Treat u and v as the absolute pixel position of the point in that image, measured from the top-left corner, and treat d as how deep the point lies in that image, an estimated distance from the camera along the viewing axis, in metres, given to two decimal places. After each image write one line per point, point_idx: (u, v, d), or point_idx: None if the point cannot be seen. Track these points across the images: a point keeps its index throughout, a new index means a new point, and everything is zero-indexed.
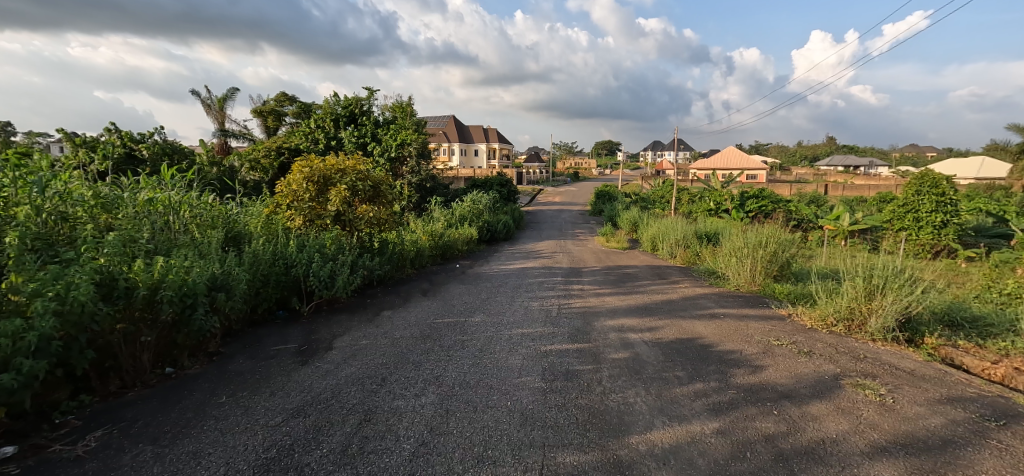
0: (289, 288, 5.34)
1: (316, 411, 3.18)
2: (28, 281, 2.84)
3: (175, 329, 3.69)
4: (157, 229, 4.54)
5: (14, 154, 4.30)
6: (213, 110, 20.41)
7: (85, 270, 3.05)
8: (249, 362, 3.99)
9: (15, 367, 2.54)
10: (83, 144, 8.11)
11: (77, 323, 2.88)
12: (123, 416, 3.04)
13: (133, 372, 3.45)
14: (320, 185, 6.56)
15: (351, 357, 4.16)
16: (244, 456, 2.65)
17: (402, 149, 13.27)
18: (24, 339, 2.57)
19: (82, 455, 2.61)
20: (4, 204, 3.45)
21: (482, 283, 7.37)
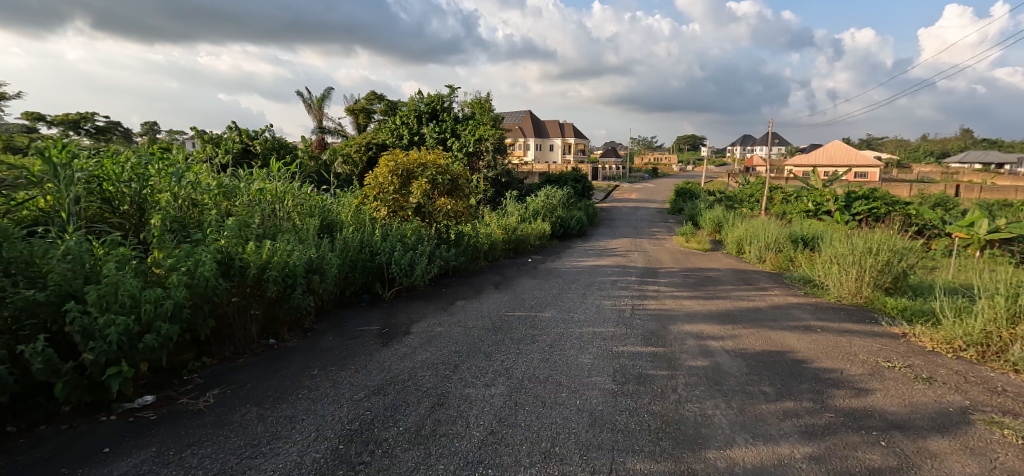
0: (373, 274, 5.65)
1: (394, 391, 3.32)
2: (166, 256, 3.24)
3: (278, 305, 4.03)
4: (265, 215, 4.98)
5: (157, 149, 4.94)
6: (312, 110, 22.24)
7: (209, 250, 3.42)
8: (337, 340, 4.26)
9: (155, 329, 2.86)
10: (210, 140, 9.22)
11: (202, 294, 3.24)
12: (235, 378, 3.38)
13: (243, 342, 3.83)
14: (404, 179, 6.86)
15: (426, 343, 4.30)
16: (331, 426, 2.83)
17: (479, 144, 13.55)
18: (164, 305, 2.88)
19: (203, 409, 2.95)
20: (151, 192, 4.02)
21: (553, 279, 7.31)
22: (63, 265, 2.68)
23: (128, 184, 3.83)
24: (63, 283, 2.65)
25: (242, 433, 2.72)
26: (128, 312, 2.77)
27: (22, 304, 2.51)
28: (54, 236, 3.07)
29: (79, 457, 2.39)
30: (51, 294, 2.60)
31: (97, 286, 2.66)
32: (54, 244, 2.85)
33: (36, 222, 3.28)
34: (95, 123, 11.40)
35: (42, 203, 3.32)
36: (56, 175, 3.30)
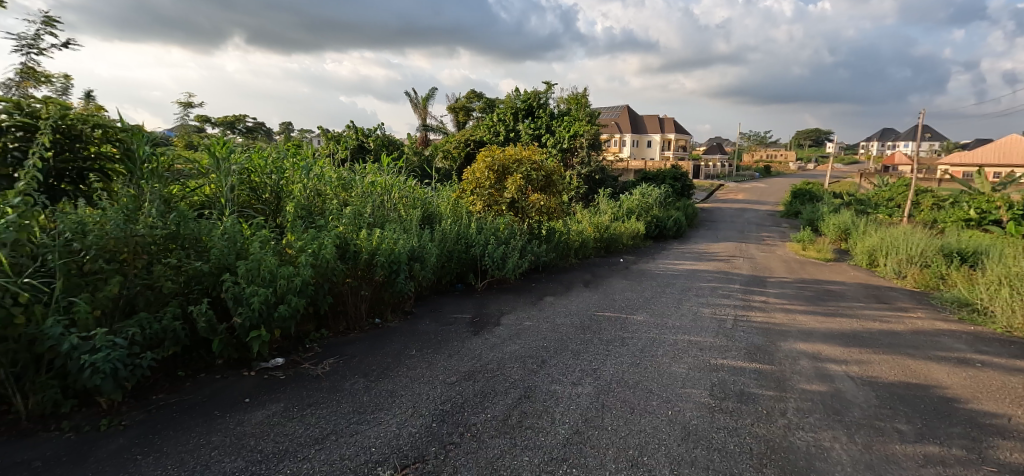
0: (467, 265, 5.84)
1: (482, 379, 3.37)
2: (297, 239, 3.58)
3: (383, 288, 4.33)
4: (375, 206, 5.37)
5: (291, 144, 5.54)
6: (418, 109, 23.72)
7: (330, 235, 3.74)
8: (432, 325, 4.46)
9: (287, 300, 3.07)
10: (332, 138, 10.25)
11: (324, 273, 3.50)
12: (346, 351, 3.68)
13: (354, 319, 4.15)
14: (499, 174, 6.98)
15: (513, 336, 4.32)
16: (426, 404, 2.95)
17: (574, 140, 13.37)
18: (295, 280, 3.10)
19: (320, 374, 3.24)
20: (286, 182, 4.51)
21: (646, 281, 6.96)
22: (221, 241, 3.01)
23: (269, 176, 4.34)
24: (220, 257, 2.94)
25: (351, 399, 2.93)
26: (267, 284, 3.00)
27: (189, 273, 2.85)
28: (216, 219, 3.46)
29: (226, 401, 2.74)
30: (211, 264, 2.90)
31: (246, 260, 2.94)
32: (215, 224, 3.20)
33: (202, 206, 3.77)
34: (244, 122, 13.23)
35: (205, 192, 3.84)
36: (218, 168, 3.82)
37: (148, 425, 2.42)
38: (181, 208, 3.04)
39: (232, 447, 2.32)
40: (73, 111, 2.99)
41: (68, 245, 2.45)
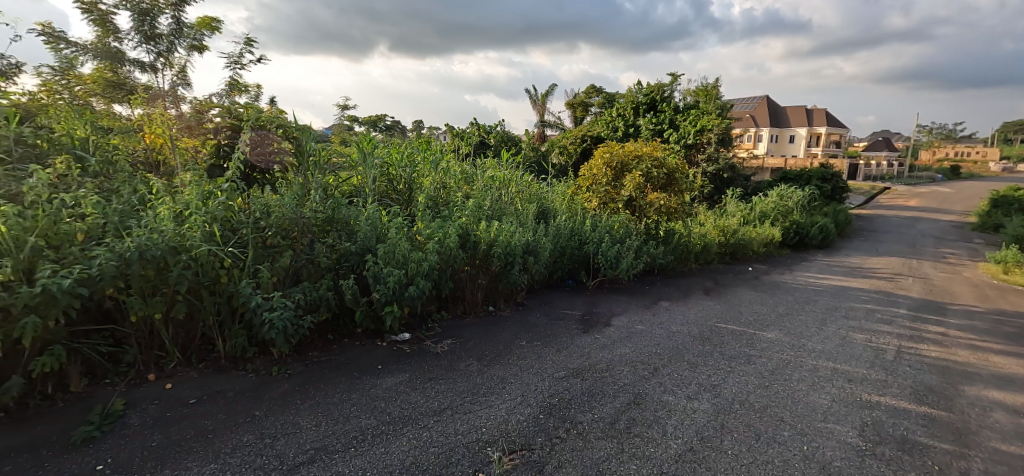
0: (580, 262, 5.83)
1: (591, 377, 3.26)
2: (424, 226, 3.61)
3: (498, 278, 4.35)
4: (494, 200, 5.39)
5: (421, 141, 6.00)
6: (536, 105, 24.12)
7: (454, 224, 3.73)
8: (543, 318, 4.45)
9: (416, 283, 3.16)
10: (457, 134, 10.94)
11: (447, 260, 3.54)
12: (463, 334, 3.74)
13: (469, 305, 4.24)
14: (617, 171, 6.76)
15: (626, 338, 4.22)
16: (534, 395, 2.87)
17: (701, 135, 12.44)
18: (423, 264, 3.18)
19: (441, 352, 3.28)
20: (417, 176, 4.68)
21: (780, 295, 6.24)
22: (366, 225, 3.23)
23: (404, 169, 4.54)
24: (365, 239, 3.16)
25: (466, 379, 2.93)
26: (400, 267, 3.12)
27: (342, 253, 3.11)
28: (361, 205, 3.67)
29: (368, 365, 2.91)
30: (357, 246, 3.11)
31: (386, 244, 3.11)
32: (361, 211, 3.41)
33: (351, 195, 4.14)
34: (384, 120, 14.68)
35: (353, 183, 4.20)
36: (365, 162, 4.16)
37: (306, 376, 2.68)
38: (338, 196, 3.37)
39: (366, 406, 2.45)
40: (265, 114, 3.65)
41: (257, 223, 2.83)
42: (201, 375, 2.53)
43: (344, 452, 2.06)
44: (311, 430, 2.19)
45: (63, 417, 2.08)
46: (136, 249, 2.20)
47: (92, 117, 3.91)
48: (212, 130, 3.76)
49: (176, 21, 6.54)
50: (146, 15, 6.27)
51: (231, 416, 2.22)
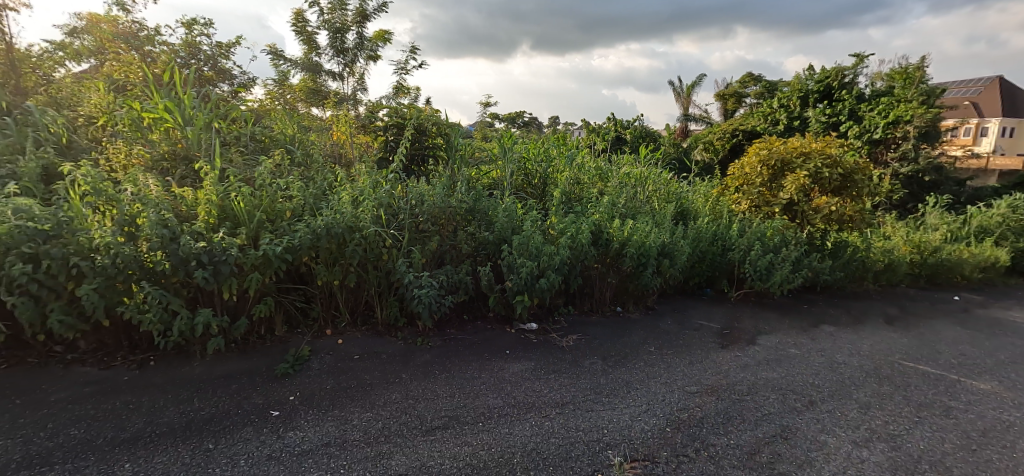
0: (721, 270, 5.28)
1: (728, 397, 2.79)
2: (558, 222, 3.65)
3: (629, 279, 4.07)
4: (628, 196, 5.07)
5: (557, 137, 6.14)
6: (682, 97, 22.61)
7: (588, 221, 3.71)
8: (675, 326, 4.01)
9: (547, 275, 3.24)
10: (594, 130, 10.85)
11: (578, 256, 3.54)
12: (588, 331, 3.63)
13: (597, 302, 4.03)
14: (776, 171, 5.67)
15: (776, 362, 3.45)
16: (661, 406, 2.61)
17: (893, 129, 10.29)
18: (555, 258, 3.25)
19: (566, 347, 3.28)
20: (552, 171, 4.71)
21: (1004, 335, 4.81)
22: (503, 217, 3.41)
23: (540, 165, 4.63)
24: (502, 230, 3.33)
25: (589, 378, 2.86)
26: (533, 259, 3.25)
27: (481, 241, 3.28)
28: (498, 197, 3.95)
29: (498, 349, 3.09)
30: (494, 236, 3.30)
31: (521, 235, 3.27)
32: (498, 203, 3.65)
33: (491, 187, 4.24)
34: (523, 117, 15.26)
35: (493, 176, 4.39)
36: (504, 157, 4.37)
37: (445, 350, 2.98)
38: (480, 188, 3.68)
39: (495, 387, 2.61)
40: (423, 114, 4.12)
41: (412, 209, 3.22)
42: (364, 335, 3.00)
43: (473, 424, 2.21)
44: (446, 399, 2.41)
45: (270, 354, 2.64)
46: (324, 225, 2.67)
47: (297, 119, 4.89)
48: (383, 128, 4.18)
49: (359, 36, 7.71)
50: (338, 32, 7.49)
51: (385, 375, 2.58)
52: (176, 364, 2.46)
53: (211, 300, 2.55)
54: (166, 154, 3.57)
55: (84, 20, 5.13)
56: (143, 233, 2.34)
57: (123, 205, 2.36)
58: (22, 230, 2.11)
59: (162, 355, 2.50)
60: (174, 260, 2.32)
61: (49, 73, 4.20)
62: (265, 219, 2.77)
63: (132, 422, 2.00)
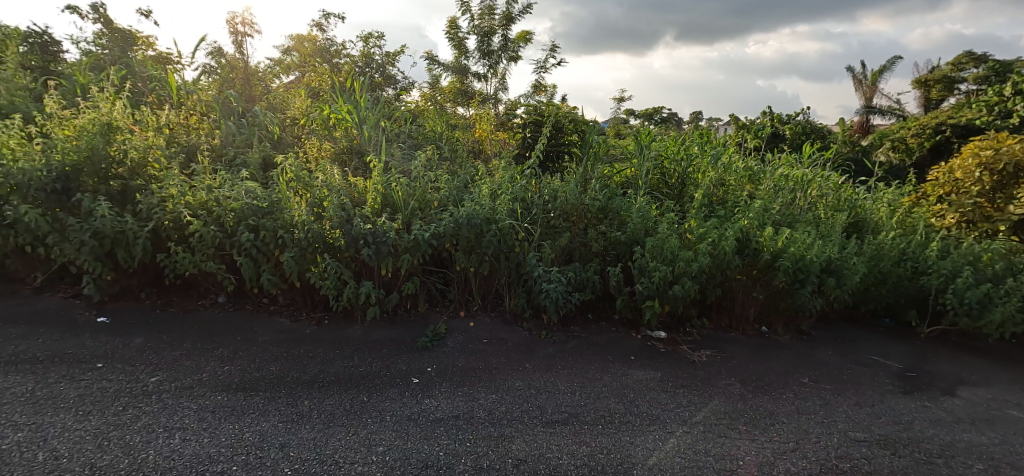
0: (911, 297, 4.04)
1: (910, 455, 2.18)
2: (698, 226, 3.33)
3: (781, 297, 3.51)
4: (785, 201, 4.45)
5: (701, 133, 5.70)
6: (863, 86, 19.15)
7: (734, 226, 3.31)
8: (838, 358, 3.37)
9: (681, 282, 3.04)
10: (746, 126, 9.80)
11: (719, 265, 3.22)
12: (726, 349, 3.26)
13: (737, 319, 3.61)
14: (1004, 177, 4.31)
15: (991, 422, 2.64)
16: (813, 448, 2.17)
17: None
18: (692, 265, 3.01)
19: (697, 362, 2.99)
20: (693, 169, 4.31)
21: None
22: (637, 217, 3.26)
23: (679, 162, 4.26)
24: (634, 231, 3.20)
25: (722, 400, 2.55)
26: (668, 264, 3.06)
27: (612, 241, 3.21)
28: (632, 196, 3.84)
29: (623, 353, 2.97)
30: (626, 236, 3.19)
31: (655, 237, 3.11)
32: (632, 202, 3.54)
33: (623, 186, 4.06)
34: (664, 113, 14.49)
35: (626, 174, 4.18)
36: (641, 154, 4.16)
37: (568, 346, 2.97)
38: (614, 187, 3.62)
39: (617, 392, 2.49)
40: (561, 111, 4.19)
41: (545, 205, 3.33)
42: (492, 321, 3.17)
43: (593, 425, 2.15)
44: (568, 395, 2.40)
45: (413, 327, 2.97)
46: (466, 216, 2.92)
47: (445, 118, 5.39)
48: (521, 125, 4.32)
49: (504, 38, 8.12)
50: (485, 35, 7.99)
51: (510, 362, 2.69)
52: (342, 326, 2.91)
53: (372, 274, 2.96)
54: (345, 148, 4.25)
55: (293, 41, 6.32)
56: (326, 214, 2.83)
57: (315, 191, 2.89)
58: (250, 207, 2.80)
59: (333, 317, 2.98)
60: (348, 238, 2.76)
61: (269, 80, 5.23)
62: (418, 208, 3.13)
63: (310, 368, 2.44)
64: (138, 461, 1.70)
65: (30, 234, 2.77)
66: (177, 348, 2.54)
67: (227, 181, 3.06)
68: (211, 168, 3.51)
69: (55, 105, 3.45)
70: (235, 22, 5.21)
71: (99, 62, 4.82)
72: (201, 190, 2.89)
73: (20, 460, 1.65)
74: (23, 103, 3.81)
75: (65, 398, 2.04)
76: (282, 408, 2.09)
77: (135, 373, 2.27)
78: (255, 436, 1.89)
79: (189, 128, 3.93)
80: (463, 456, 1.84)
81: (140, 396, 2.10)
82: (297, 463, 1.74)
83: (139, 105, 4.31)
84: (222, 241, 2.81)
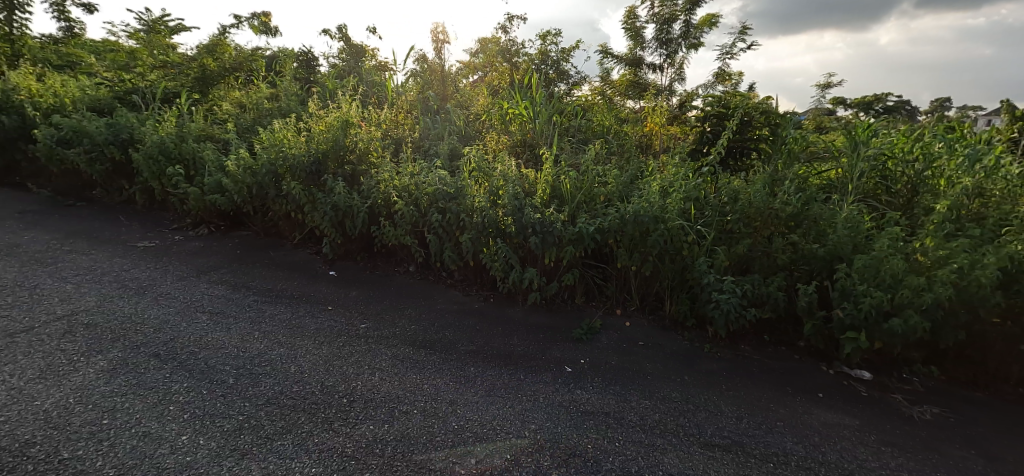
0: None
1: None
2: (937, 247, 2.62)
3: None
4: None
5: (950, 126, 4.45)
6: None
7: (997, 252, 2.51)
8: None
9: (902, 315, 2.46)
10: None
11: (965, 301, 2.50)
12: (966, 410, 2.48)
13: (989, 376, 2.71)
14: None
15: None
16: None
17: None
18: (922, 297, 2.41)
19: (914, 417, 2.37)
20: (933, 173, 3.40)
21: None
22: (842, 229, 2.73)
23: (911, 164, 3.42)
24: (838, 244, 2.69)
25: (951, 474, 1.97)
26: (884, 290, 2.51)
27: (805, 254, 2.76)
28: (837, 203, 3.24)
29: (808, 386, 2.54)
30: (826, 251, 2.70)
31: (865, 255, 2.57)
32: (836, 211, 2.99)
33: (824, 190, 3.44)
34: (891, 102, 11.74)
35: (831, 176, 3.52)
36: (854, 152, 3.38)
37: (735, 366, 2.66)
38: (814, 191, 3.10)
39: (795, 430, 2.14)
40: (751, 102, 3.73)
41: (722, 207, 3.04)
42: (650, 324, 3.02)
43: (759, 461, 1.90)
44: (731, 420, 2.16)
45: (569, 318, 3.02)
46: (633, 213, 2.85)
47: (615, 112, 5.34)
48: (701, 118, 3.87)
49: (687, 25, 7.60)
50: (666, 24, 7.59)
51: (667, 371, 2.53)
52: (506, 306, 3.14)
53: (535, 261, 3.10)
54: (520, 141, 4.55)
55: (482, 44, 6.95)
56: (501, 202, 3.08)
57: (493, 181, 3.16)
58: (440, 192, 3.22)
59: (498, 296, 3.23)
60: (518, 225, 2.95)
61: (459, 79, 5.86)
62: (584, 201, 3.19)
63: (477, 340, 2.69)
64: (351, 388, 2.13)
65: (294, 203, 3.66)
66: (378, 303, 3.06)
67: (423, 169, 3.55)
68: (412, 157, 4.12)
69: (314, 106, 4.41)
70: (437, 32, 5.95)
71: (341, 72, 6.05)
72: (404, 175, 3.42)
73: (283, 367, 2.25)
74: (294, 105, 5.02)
75: (307, 329, 2.66)
76: (453, 370, 2.36)
77: (350, 319, 2.82)
78: (431, 388, 2.19)
79: (398, 123, 4.61)
80: (610, 454, 1.83)
81: (353, 337, 2.61)
82: (463, 420, 1.97)
83: (365, 105, 5.27)
84: (417, 219, 3.28)
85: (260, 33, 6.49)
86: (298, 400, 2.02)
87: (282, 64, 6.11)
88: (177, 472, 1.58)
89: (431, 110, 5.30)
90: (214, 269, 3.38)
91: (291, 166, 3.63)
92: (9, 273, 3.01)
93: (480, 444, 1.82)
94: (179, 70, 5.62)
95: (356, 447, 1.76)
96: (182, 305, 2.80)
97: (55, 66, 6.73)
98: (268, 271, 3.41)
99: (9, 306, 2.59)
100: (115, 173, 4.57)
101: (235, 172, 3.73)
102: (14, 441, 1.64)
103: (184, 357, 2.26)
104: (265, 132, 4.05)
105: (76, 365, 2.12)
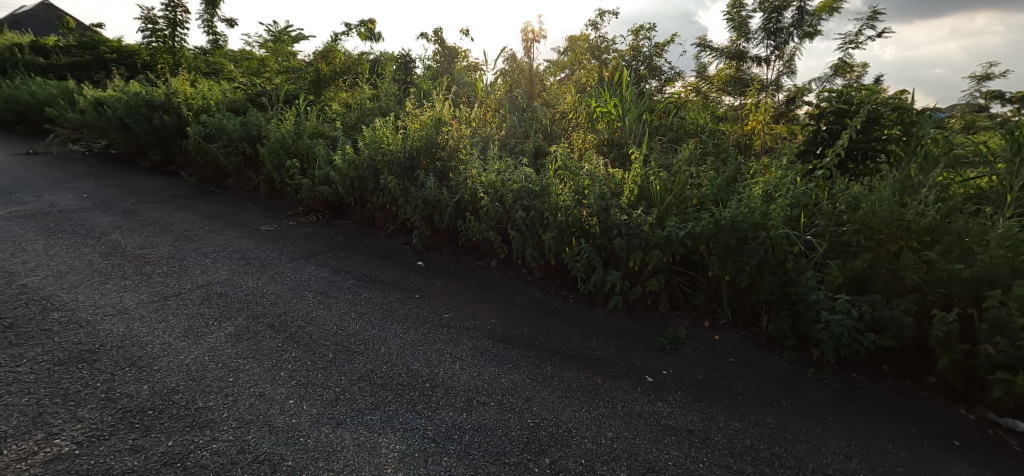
0: None
1: None
2: None
3: None
4: None
5: None
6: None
7: None
8: None
9: None
10: None
11: None
12: None
13: None
14: None
15: None
16: None
17: None
18: None
19: None
20: None
21: None
22: (997, 249, 2.30)
23: None
24: (989, 266, 2.27)
25: None
26: None
27: (943, 275, 2.36)
28: (990, 216, 2.72)
29: (936, 429, 2.18)
30: (972, 273, 2.29)
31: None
32: (989, 225, 2.52)
33: (972, 200, 2.92)
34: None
35: (983, 184, 2.98)
36: (1017, 155, 2.80)
37: (844, 395, 2.37)
38: (961, 201, 2.64)
39: None
40: (880, 96, 3.27)
41: (838, 216, 2.71)
42: (743, 340, 2.79)
43: None
44: (836, 456, 1.92)
45: (652, 326, 2.89)
46: (730, 219, 2.64)
47: (712, 109, 5.01)
48: (815, 114, 3.45)
49: (800, 12, 6.94)
50: (775, 12, 6.98)
51: (761, 393, 2.32)
52: (585, 307, 3.08)
53: (619, 264, 3.01)
54: (606, 140, 4.44)
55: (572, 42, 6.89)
56: (586, 202, 3.03)
57: (579, 180, 3.11)
58: (526, 189, 3.25)
59: (578, 297, 3.18)
60: (603, 226, 2.87)
61: (548, 77, 5.87)
62: (675, 204, 3.03)
63: (555, 339, 2.67)
64: (434, 374, 2.23)
65: (390, 196, 3.90)
66: (461, 295, 3.16)
67: (510, 166, 3.60)
68: (499, 155, 4.20)
69: (410, 106, 4.67)
70: (527, 31, 5.98)
71: (436, 73, 6.34)
72: (491, 172, 3.49)
73: (374, 348, 2.41)
74: (393, 105, 5.35)
75: (396, 314, 2.82)
76: (530, 367, 2.37)
77: (434, 308, 2.94)
78: (508, 383, 2.21)
79: (487, 121, 4.72)
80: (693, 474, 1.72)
81: (437, 325, 2.72)
82: (538, 418, 1.96)
83: (456, 104, 5.48)
84: (501, 216, 3.34)
85: (367, 39, 7.01)
86: (386, 379, 2.15)
87: (383, 67, 6.54)
88: (284, 432, 1.75)
89: (519, 108, 5.36)
90: (319, 253, 3.72)
91: (389, 161, 3.88)
92: (164, 247, 3.56)
93: (555, 445, 1.81)
94: (298, 74, 6.26)
95: (436, 431, 1.83)
96: (292, 283, 3.12)
97: (204, 73, 7.85)
98: (363, 258, 3.68)
99: (163, 274, 3.06)
100: (245, 165, 5.21)
101: (341, 166, 4.08)
102: (163, 388, 1.93)
103: (293, 330, 2.52)
104: (368, 129, 4.37)
105: (211, 328, 2.45)
